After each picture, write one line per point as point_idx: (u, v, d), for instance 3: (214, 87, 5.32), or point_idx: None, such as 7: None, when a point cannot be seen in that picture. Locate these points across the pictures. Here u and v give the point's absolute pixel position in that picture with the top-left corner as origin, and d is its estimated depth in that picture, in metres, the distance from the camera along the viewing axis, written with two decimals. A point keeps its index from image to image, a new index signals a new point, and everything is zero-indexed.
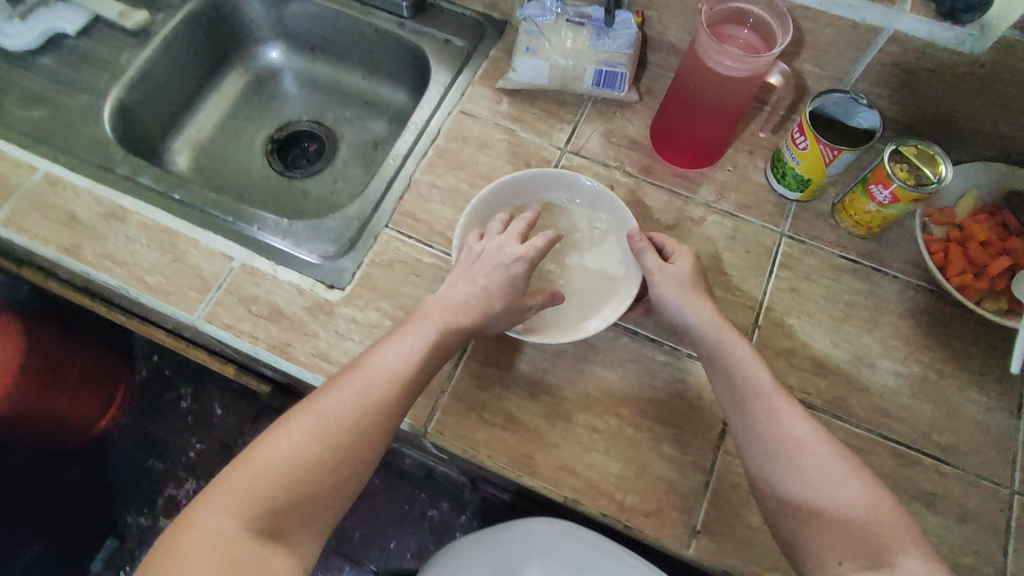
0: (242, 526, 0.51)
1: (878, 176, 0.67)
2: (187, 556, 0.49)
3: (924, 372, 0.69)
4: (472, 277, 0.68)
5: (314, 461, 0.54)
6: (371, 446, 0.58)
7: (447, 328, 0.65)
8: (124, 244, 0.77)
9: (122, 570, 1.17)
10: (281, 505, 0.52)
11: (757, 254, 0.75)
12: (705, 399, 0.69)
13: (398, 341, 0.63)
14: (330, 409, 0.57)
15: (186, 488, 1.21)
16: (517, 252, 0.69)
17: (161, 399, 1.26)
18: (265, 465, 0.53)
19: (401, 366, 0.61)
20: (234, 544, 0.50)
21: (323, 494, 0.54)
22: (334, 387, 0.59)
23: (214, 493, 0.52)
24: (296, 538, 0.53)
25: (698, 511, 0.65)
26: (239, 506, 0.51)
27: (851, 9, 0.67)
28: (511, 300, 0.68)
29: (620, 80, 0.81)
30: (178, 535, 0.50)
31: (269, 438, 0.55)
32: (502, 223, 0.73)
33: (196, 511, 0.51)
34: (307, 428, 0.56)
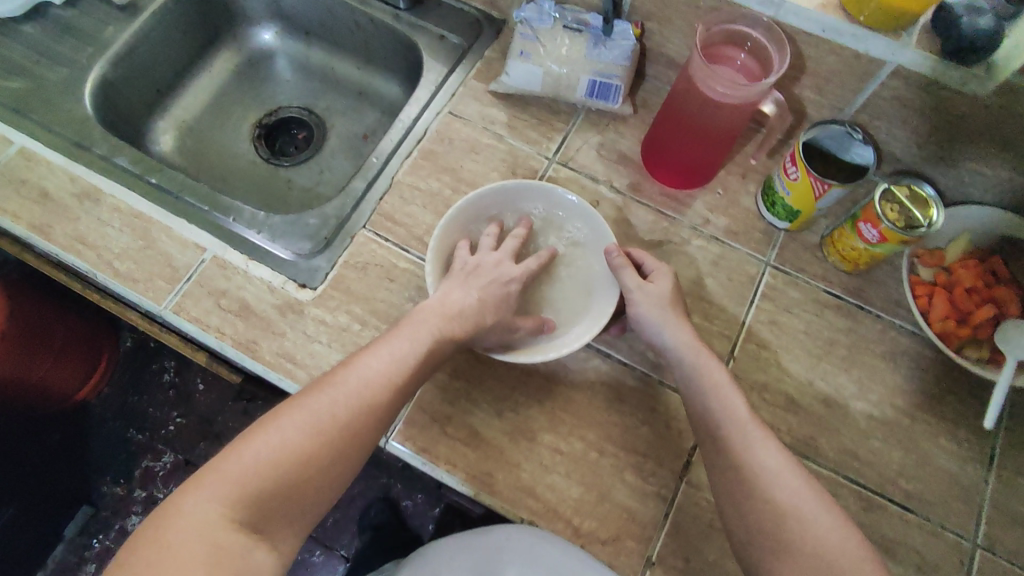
0: (229, 517, 0.48)
1: (867, 215, 0.66)
2: (172, 545, 0.46)
3: (898, 416, 0.68)
4: (468, 288, 0.67)
5: (304, 457, 0.53)
6: (358, 449, 0.57)
7: (444, 335, 0.64)
8: (95, 226, 0.75)
9: (94, 538, 1.18)
10: (268, 500, 0.50)
11: (739, 283, 0.74)
12: (673, 428, 0.68)
13: (393, 343, 0.62)
14: (323, 407, 0.56)
15: (163, 461, 1.21)
16: (512, 273, 0.70)
17: (144, 372, 1.25)
18: (255, 457, 0.51)
19: (396, 369, 0.60)
20: (220, 535, 0.47)
21: (309, 492, 0.53)
22: (327, 385, 0.57)
23: (200, 482, 0.49)
24: (278, 534, 0.51)
25: (655, 542, 0.64)
26: (227, 497, 0.49)
27: (854, 38, 0.64)
28: (504, 315, 0.68)
29: (614, 93, 0.79)
30: (160, 523, 0.47)
31: (259, 431, 0.53)
32: (494, 238, 0.73)
33: (179, 499, 0.48)
34: (300, 423, 0.54)
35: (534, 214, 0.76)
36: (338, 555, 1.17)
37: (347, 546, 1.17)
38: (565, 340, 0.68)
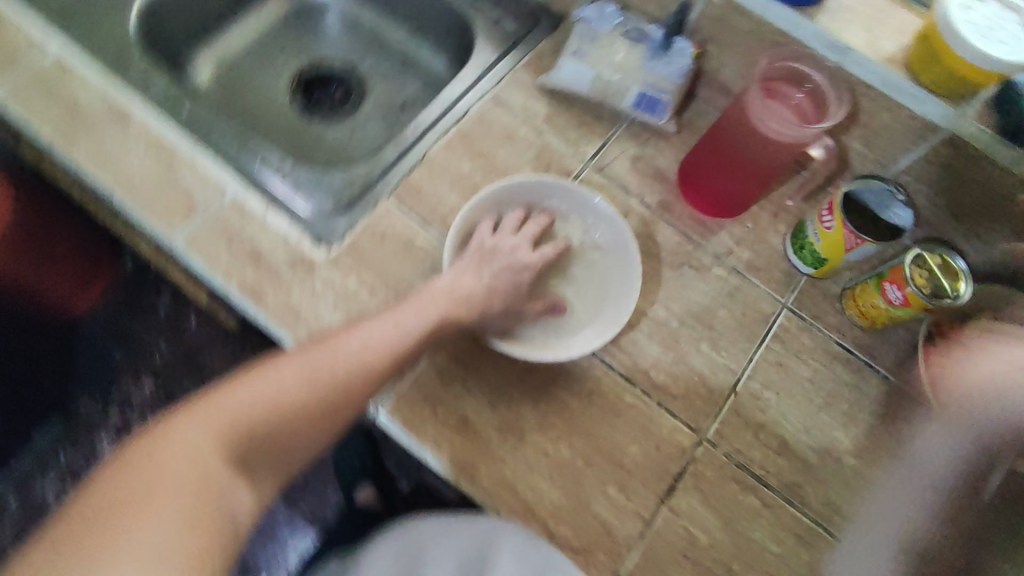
0: (218, 449, 0.49)
1: (895, 275, 0.65)
2: (159, 462, 0.46)
3: (888, 479, 0.67)
4: (479, 272, 0.67)
5: (296, 407, 0.53)
6: (351, 409, 0.56)
7: (451, 315, 0.63)
8: (120, 147, 0.74)
9: (62, 454, 1.16)
10: (257, 439, 0.51)
11: (753, 319, 0.73)
12: (664, 451, 0.67)
13: (401, 314, 0.61)
14: (322, 361, 0.55)
15: (144, 389, 1.20)
16: (527, 260, 0.69)
17: (141, 297, 1.23)
18: (250, 398, 0.52)
19: (399, 338, 0.59)
20: (209, 464, 0.48)
21: (296, 441, 0.53)
22: (329, 341, 0.57)
23: (194, 412, 0.50)
24: (261, 474, 0.51)
25: (626, 560, 0.63)
26: (219, 429, 0.49)
27: (915, 99, 0.65)
28: (512, 303, 0.67)
29: (662, 107, 0.77)
30: (152, 441, 0.48)
31: (255, 373, 0.53)
32: (518, 220, 0.72)
33: (172, 424, 0.49)
34: (297, 373, 0.54)
35: (556, 210, 0.75)
36: (299, 516, 1.14)
37: (310, 509, 1.14)
38: (568, 344, 0.68)
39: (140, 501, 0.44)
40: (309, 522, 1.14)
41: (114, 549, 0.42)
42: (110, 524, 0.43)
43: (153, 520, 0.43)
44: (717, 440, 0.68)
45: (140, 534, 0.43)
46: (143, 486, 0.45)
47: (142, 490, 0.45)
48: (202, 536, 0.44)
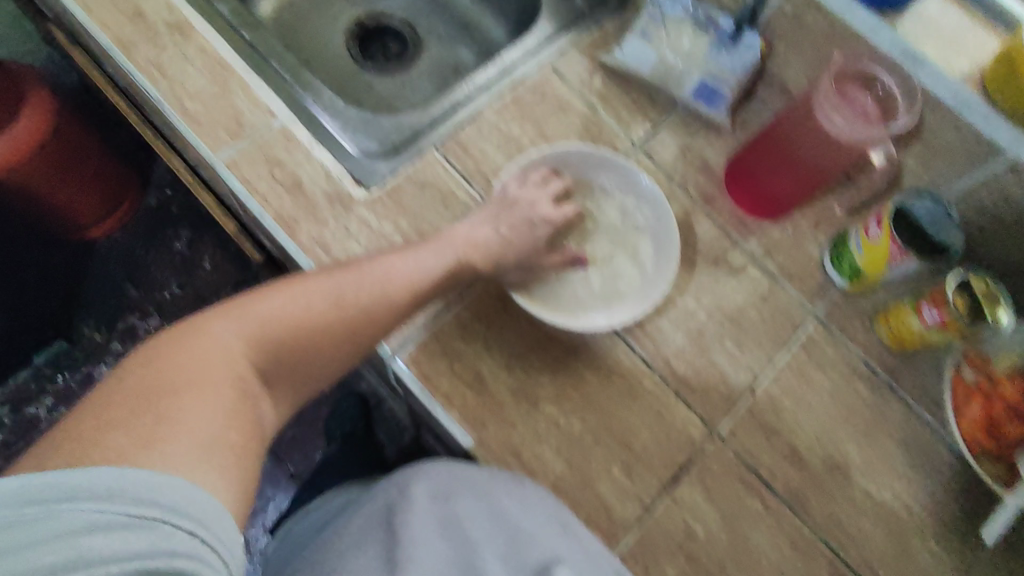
0: (248, 356, 0.49)
1: (936, 296, 0.64)
2: (191, 357, 0.46)
3: (895, 503, 0.66)
4: (497, 222, 0.66)
5: (321, 326, 0.53)
6: (371, 337, 0.56)
7: (468, 262, 0.63)
8: (177, 59, 0.74)
9: (60, 373, 1.12)
10: (282, 353, 0.51)
11: (781, 324, 0.72)
12: (674, 440, 0.66)
13: (421, 253, 0.61)
14: (349, 284, 0.55)
15: (149, 323, 1.15)
16: (547, 214, 0.68)
17: (159, 231, 1.19)
18: (279, 310, 0.52)
19: (420, 275, 0.59)
20: (240, 369, 0.48)
21: (316, 360, 0.54)
22: (354, 267, 0.57)
23: (223, 316, 0.50)
24: (279, 389, 0.52)
25: (621, 541, 0.63)
26: (249, 336, 0.50)
27: (984, 120, 0.64)
28: (527, 257, 0.67)
29: (720, 100, 0.76)
30: (181, 337, 0.47)
31: (282, 288, 0.53)
32: (543, 174, 0.70)
33: (202, 325, 0.49)
34: (324, 292, 0.54)
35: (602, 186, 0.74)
36: (286, 471, 1.11)
37: (298, 464, 1.12)
38: (585, 314, 0.68)
39: (179, 390, 0.43)
40: (296, 476, 1.11)
41: (156, 432, 0.40)
42: (150, 407, 0.41)
43: (193, 411, 0.43)
44: (728, 437, 0.67)
45: (182, 422, 0.42)
46: (181, 378, 0.44)
47: (180, 381, 0.44)
48: (237, 434, 0.44)
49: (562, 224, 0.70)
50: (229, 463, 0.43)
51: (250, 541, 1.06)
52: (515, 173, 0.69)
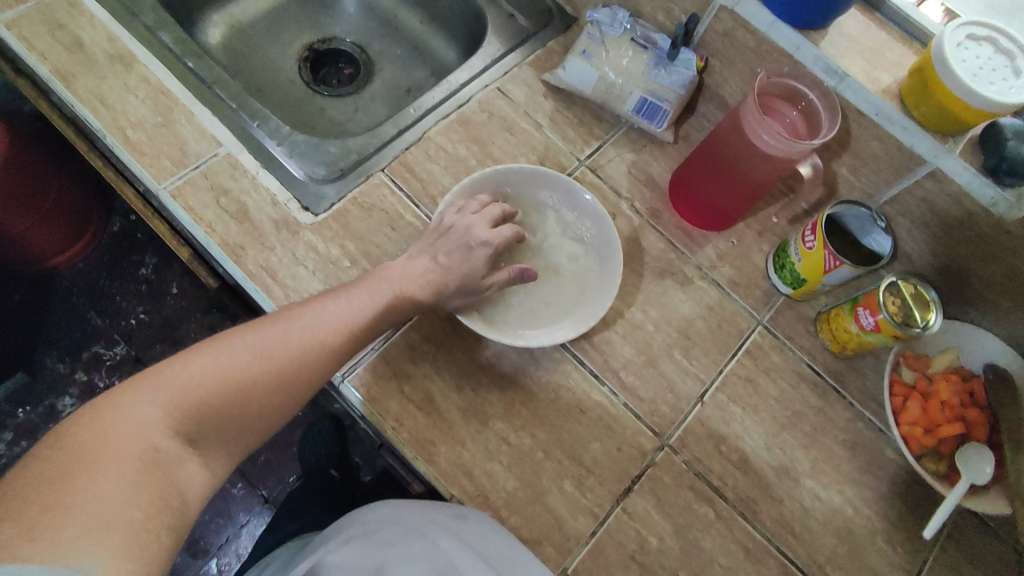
0: (167, 423, 0.47)
1: (869, 300, 0.66)
2: (101, 437, 0.44)
3: (843, 504, 0.68)
4: (434, 252, 0.66)
5: (248, 381, 0.52)
6: (305, 385, 0.55)
7: (405, 295, 0.63)
8: (119, 89, 0.74)
9: (22, 408, 1.07)
10: (208, 415, 0.50)
11: (728, 333, 0.73)
12: (625, 452, 0.67)
13: (354, 293, 0.60)
14: (277, 335, 0.54)
15: (115, 353, 1.11)
16: (485, 237, 0.66)
17: (121, 260, 1.15)
18: (200, 371, 0.50)
19: (353, 316, 0.59)
20: (157, 439, 0.46)
21: (247, 417, 0.52)
22: (284, 317, 0.56)
23: (144, 381, 0.48)
24: (211, 451, 0.50)
25: (574, 555, 0.63)
26: (169, 403, 0.48)
27: (902, 130, 0.65)
28: (466, 282, 0.65)
29: (661, 116, 0.78)
30: (93, 415, 0.45)
31: (207, 346, 0.52)
32: (484, 200, 0.70)
33: (120, 394, 0.47)
34: (249, 347, 0.53)
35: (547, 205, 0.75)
36: (258, 495, 1.05)
37: (271, 489, 1.05)
38: (526, 334, 0.68)
39: (80, 471, 0.42)
40: (268, 502, 1.04)
41: (48, 520, 0.40)
42: (45, 494, 0.41)
43: (94, 493, 0.42)
44: (678, 447, 0.68)
45: (79, 506, 0.41)
46: (85, 457, 0.43)
47: (83, 461, 0.43)
48: (143, 512, 0.43)
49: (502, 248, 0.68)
50: (130, 545, 0.41)
51: (218, 573, 1.00)
52: (458, 196, 0.71)
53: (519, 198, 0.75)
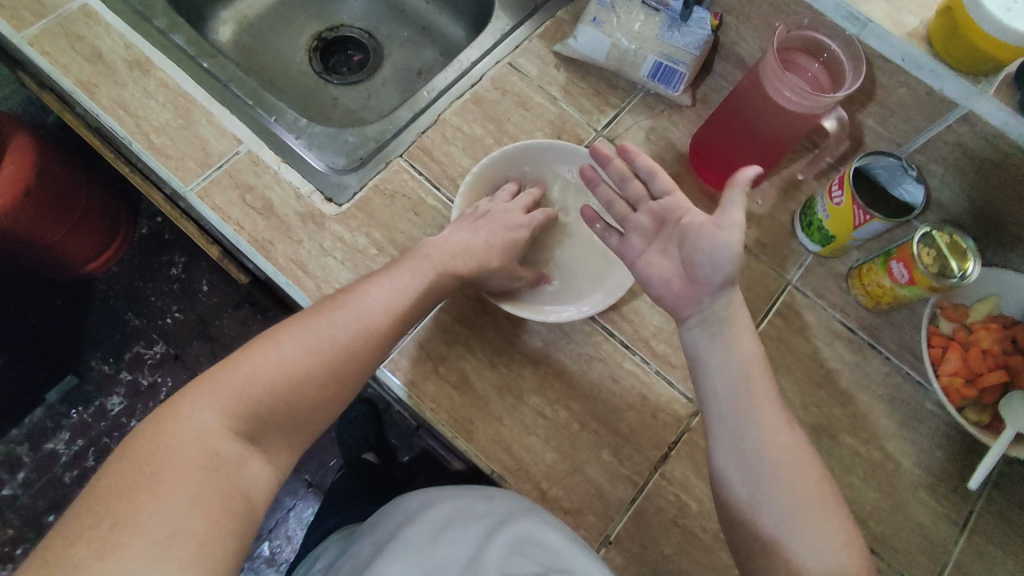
0: (227, 425, 0.50)
1: (903, 254, 0.64)
2: (166, 445, 0.47)
3: (883, 459, 0.68)
4: (476, 229, 0.68)
5: (302, 374, 0.54)
6: (358, 372, 0.57)
7: (447, 270, 0.64)
8: (139, 95, 0.75)
9: (74, 409, 1.12)
10: (266, 412, 0.52)
11: (758, 295, 0.73)
12: (659, 420, 0.68)
13: (395, 276, 0.62)
14: (323, 328, 0.56)
15: (155, 351, 1.15)
16: (521, 221, 0.71)
17: (153, 261, 1.18)
18: (254, 369, 0.52)
19: (395, 300, 0.60)
20: (218, 443, 0.49)
21: (304, 409, 0.54)
22: (327, 309, 0.57)
23: (201, 389, 0.50)
24: (273, 446, 0.53)
25: (616, 522, 0.64)
26: (226, 406, 0.50)
27: (931, 73, 0.62)
28: (511, 260, 0.68)
29: (678, 80, 0.77)
30: (159, 424, 0.48)
31: (258, 346, 0.54)
32: (513, 186, 0.74)
33: (180, 404, 0.50)
34: (299, 341, 0.55)
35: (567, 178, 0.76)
36: (302, 480, 1.08)
37: (314, 472, 1.08)
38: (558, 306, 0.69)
39: (145, 485, 0.44)
40: (312, 486, 1.08)
41: (117, 537, 0.42)
42: (113, 512, 0.43)
43: (158, 505, 0.43)
44: None
45: (146, 520, 0.43)
46: (151, 468, 0.45)
47: (147, 474, 0.45)
48: (208, 519, 0.45)
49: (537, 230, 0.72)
50: (197, 553, 0.43)
51: (271, 554, 1.05)
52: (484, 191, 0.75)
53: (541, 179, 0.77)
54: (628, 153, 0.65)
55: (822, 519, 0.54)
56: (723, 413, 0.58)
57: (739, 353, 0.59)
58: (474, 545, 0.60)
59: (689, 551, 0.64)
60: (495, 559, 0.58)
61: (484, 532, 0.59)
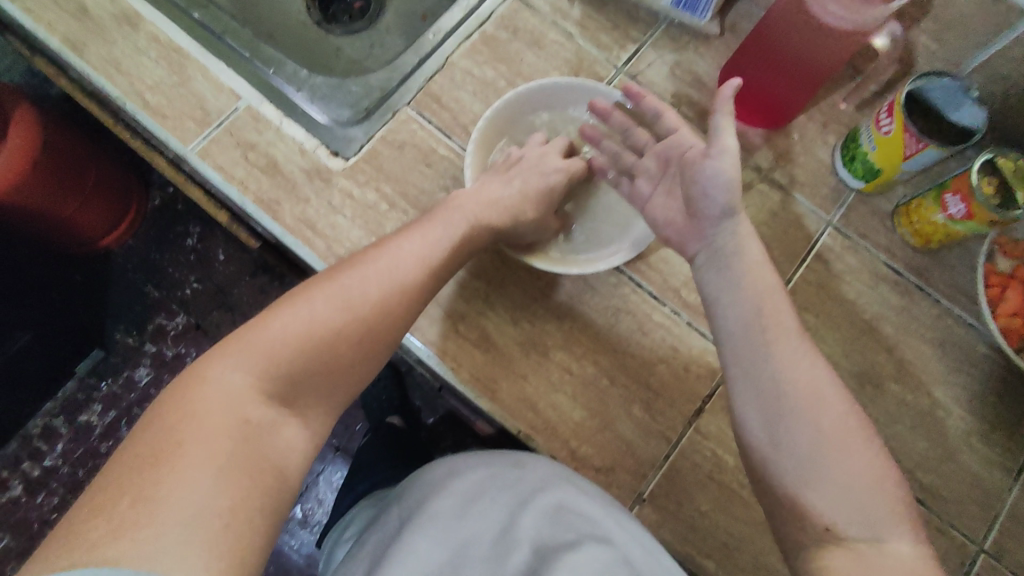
0: (258, 388, 0.46)
1: (959, 185, 0.59)
2: (195, 410, 0.43)
3: (933, 406, 0.64)
4: (509, 178, 0.64)
5: (335, 332, 0.50)
6: (393, 331, 0.53)
7: (481, 222, 0.61)
8: (131, 52, 0.71)
9: (104, 381, 1.06)
10: (298, 375, 0.48)
11: (795, 238, 0.68)
12: (691, 372, 0.64)
13: (427, 229, 0.58)
14: (355, 284, 0.52)
15: (178, 322, 1.08)
16: (559, 166, 0.67)
17: (168, 232, 1.09)
18: (285, 327, 0.48)
19: (427, 255, 0.56)
20: (247, 409, 0.45)
21: (337, 371, 0.50)
22: (359, 263, 0.53)
23: (228, 349, 0.46)
24: (306, 411, 0.49)
25: (649, 480, 0.62)
26: (257, 368, 0.46)
27: None
28: (545, 209, 0.65)
29: (705, 5, 0.70)
30: (186, 387, 0.44)
31: (288, 302, 0.50)
32: (544, 136, 0.70)
33: (206, 366, 0.46)
34: (331, 297, 0.50)
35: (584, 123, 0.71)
36: (328, 445, 1.05)
37: (341, 437, 1.05)
38: (602, 258, 0.65)
39: (168, 455, 0.40)
40: (338, 450, 1.04)
41: (136, 514, 0.37)
42: (135, 485, 0.39)
43: (184, 478, 0.39)
44: None
45: (167, 495, 0.38)
46: (178, 436, 0.41)
47: (174, 443, 0.41)
48: (233, 496, 0.41)
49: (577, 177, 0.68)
50: (220, 534, 0.39)
51: (304, 516, 1.02)
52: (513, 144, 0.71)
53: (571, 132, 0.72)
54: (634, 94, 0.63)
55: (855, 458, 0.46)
56: (736, 349, 0.51)
57: (753, 284, 0.53)
58: (504, 516, 0.53)
59: (728, 507, 0.62)
60: (529, 530, 0.52)
61: (516, 502, 0.54)
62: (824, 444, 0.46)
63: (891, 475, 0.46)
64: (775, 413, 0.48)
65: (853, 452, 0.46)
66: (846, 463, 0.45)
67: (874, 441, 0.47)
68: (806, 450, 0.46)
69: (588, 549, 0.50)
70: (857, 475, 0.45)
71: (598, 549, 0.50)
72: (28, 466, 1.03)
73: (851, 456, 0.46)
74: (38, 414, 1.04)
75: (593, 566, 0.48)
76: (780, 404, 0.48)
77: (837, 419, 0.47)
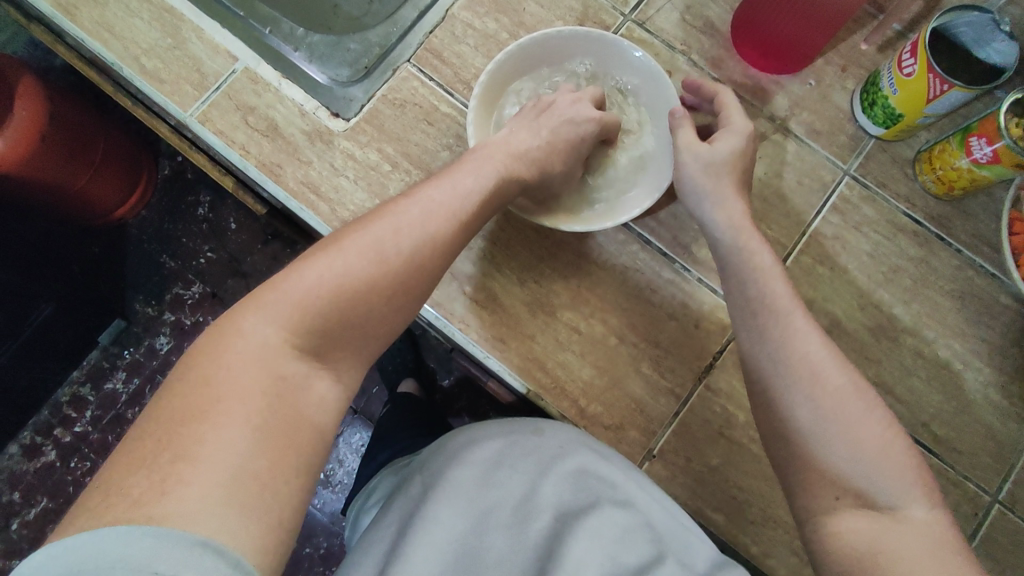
0: (291, 342, 0.41)
1: (985, 128, 0.56)
2: (230, 365, 0.38)
3: (950, 359, 0.63)
4: (535, 126, 0.59)
5: (369, 287, 0.43)
6: (426, 285, 0.47)
7: (510, 173, 0.55)
8: (123, 15, 0.69)
9: (126, 349, 1.05)
10: (335, 329, 0.42)
11: (810, 189, 0.66)
12: (702, 329, 0.63)
13: (458, 177, 0.52)
14: (385, 235, 0.45)
15: (195, 291, 1.07)
16: (590, 113, 0.60)
17: (180, 202, 1.09)
18: (317, 281, 0.42)
19: (460, 202, 0.50)
20: (282, 364, 0.40)
21: (372, 325, 0.44)
22: (390, 211, 0.47)
23: (260, 300, 0.41)
24: (343, 364, 0.44)
25: (658, 437, 0.62)
26: (291, 321, 0.41)
27: None
28: (573, 162, 0.60)
29: None
30: (217, 340, 0.40)
31: (321, 252, 0.44)
32: (574, 83, 0.65)
33: (236, 317, 0.41)
34: (363, 249, 0.44)
35: (579, 74, 0.68)
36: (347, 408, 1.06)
37: (358, 400, 1.06)
38: (611, 212, 0.63)
39: (205, 412, 0.36)
40: (357, 413, 1.05)
41: (178, 472, 0.34)
42: (174, 442, 0.35)
43: (220, 438, 0.35)
44: None
45: (207, 455, 0.35)
46: (213, 394, 0.37)
47: (210, 400, 0.36)
48: (271, 457, 0.37)
49: (610, 128, 0.62)
50: (260, 498, 0.35)
51: (327, 477, 1.03)
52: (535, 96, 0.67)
53: (594, 77, 0.67)
54: (693, 86, 0.63)
55: (857, 429, 0.43)
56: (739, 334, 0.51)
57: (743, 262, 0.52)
58: (525, 484, 0.52)
59: (737, 462, 0.62)
60: (551, 496, 0.52)
61: (538, 468, 0.53)
62: (821, 415, 0.44)
63: (897, 443, 0.43)
64: (777, 387, 0.46)
65: (857, 423, 0.43)
66: (844, 434, 0.43)
67: (877, 411, 0.44)
68: (810, 425, 0.44)
69: (608, 513, 0.50)
70: (858, 446, 0.43)
71: (617, 513, 0.50)
72: (60, 432, 1.03)
73: (855, 426, 0.43)
74: (66, 381, 1.04)
75: (613, 529, 0.49)
76: (782, 379, 0.46)
77: (834, 393, 0.44)
